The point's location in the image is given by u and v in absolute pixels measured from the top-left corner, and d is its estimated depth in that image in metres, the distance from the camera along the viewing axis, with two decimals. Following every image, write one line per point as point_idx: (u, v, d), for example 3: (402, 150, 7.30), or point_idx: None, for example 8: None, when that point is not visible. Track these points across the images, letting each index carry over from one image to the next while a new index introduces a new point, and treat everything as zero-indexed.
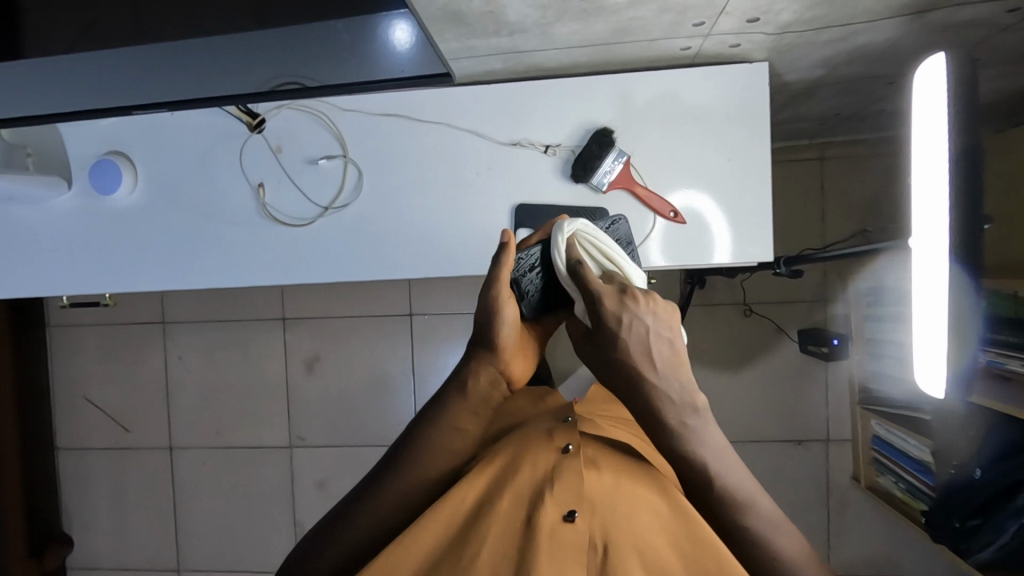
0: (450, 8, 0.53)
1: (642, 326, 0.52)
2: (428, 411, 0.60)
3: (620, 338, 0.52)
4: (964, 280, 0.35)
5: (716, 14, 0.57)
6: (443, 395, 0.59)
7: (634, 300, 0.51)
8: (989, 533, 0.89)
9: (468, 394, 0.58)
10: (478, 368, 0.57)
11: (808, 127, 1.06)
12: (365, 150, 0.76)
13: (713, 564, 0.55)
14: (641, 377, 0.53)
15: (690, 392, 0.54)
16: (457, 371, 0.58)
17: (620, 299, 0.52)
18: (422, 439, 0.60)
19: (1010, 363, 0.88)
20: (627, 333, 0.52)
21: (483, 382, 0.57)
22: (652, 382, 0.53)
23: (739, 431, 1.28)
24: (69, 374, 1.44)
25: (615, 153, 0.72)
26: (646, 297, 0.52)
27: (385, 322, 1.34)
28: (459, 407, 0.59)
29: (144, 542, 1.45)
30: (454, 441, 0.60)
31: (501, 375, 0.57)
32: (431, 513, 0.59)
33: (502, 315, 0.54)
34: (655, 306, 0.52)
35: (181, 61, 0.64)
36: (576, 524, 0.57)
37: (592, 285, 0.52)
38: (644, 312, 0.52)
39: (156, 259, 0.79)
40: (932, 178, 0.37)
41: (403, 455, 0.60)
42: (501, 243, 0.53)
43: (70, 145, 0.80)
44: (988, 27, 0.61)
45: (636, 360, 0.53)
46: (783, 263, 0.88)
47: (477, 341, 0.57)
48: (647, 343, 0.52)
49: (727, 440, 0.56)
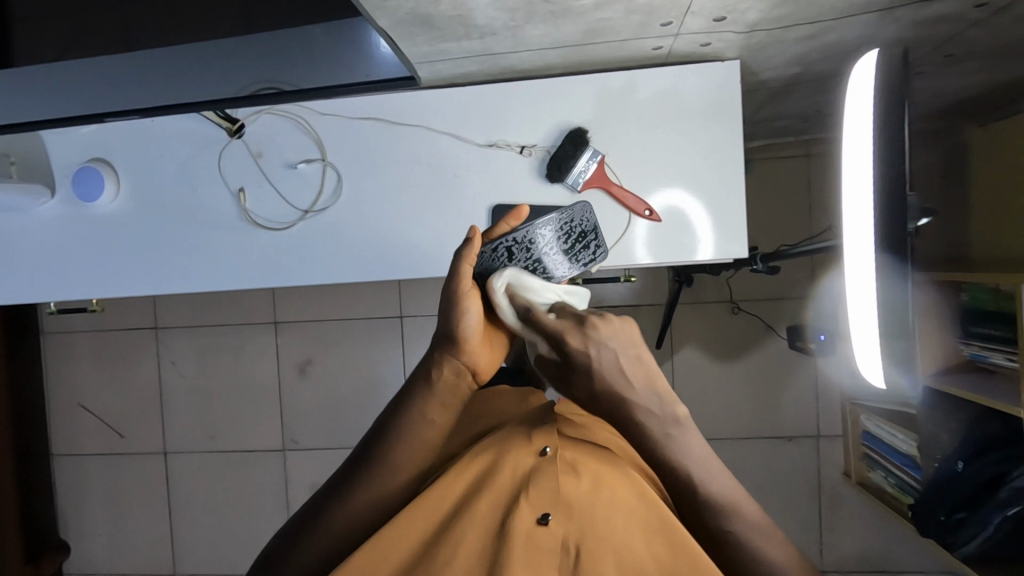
0: (417, 12, 0.54)
1: (609, 351, 0.53)
2: (401, 407, 0.60)
3: (591, 367, 0.54)
4: (890, 263, 0.36)
5: (682, 14, 0.58)
6: (415, 390, 0.59)
7: (595, 327, 0.53)
8: (973, 527, 0.88)
9: (437, 388, 0.58)
10: (442, 360, 0.58)
11: (791, 124, 1.07)
12: (343, 154, 0.77)
13: (682, 562, 0.56)
14: (622, 399, 0.55)
15: (669, 403, 0.56)
16: (423, 364, 0.59)
17: (581, 331, 0.53)
18: (397, 438, 0.60)
19: (993, 357, 0.89)
20: (597, 362, 0.54)
21: (449, 376, 0.58)
22: (631, 400, 0.55)
23: (729, 429, 1.29)
24: (63, 381, 1.45)
25: (590, 152, 0.72)
26: (604, 321, 0.53)
27: (375, 325, 1.35)
28: (430, 403, 0.59)
29: (141, 547, 1.46)
30: (428, 435, 0.60)
31: (465, 367, 0.58)
32: (407, 515, 0.60)
33: (462, 306, 0.56)
34: (613, 328, 0.53)
35: (162, 65, 0.66)
36: (550, 527, 0.60)
37: (550, 328, 0.53)
38: (605, 335, 0.53)
39: (140, 265, 0.80)
40: (860, 174, 0.38)
41: (380, 454, 0.61)
42: (466, 238, 0.57)
43: (54, 154, 0.81)
44: (956, 22, 0.61)
45: (611, 381, 0.54)
46: (762, 259, 0.88)
47: (440, 336, 0.58)
48: (619, 361, 0.54)
49: (710, 449, 0.58)
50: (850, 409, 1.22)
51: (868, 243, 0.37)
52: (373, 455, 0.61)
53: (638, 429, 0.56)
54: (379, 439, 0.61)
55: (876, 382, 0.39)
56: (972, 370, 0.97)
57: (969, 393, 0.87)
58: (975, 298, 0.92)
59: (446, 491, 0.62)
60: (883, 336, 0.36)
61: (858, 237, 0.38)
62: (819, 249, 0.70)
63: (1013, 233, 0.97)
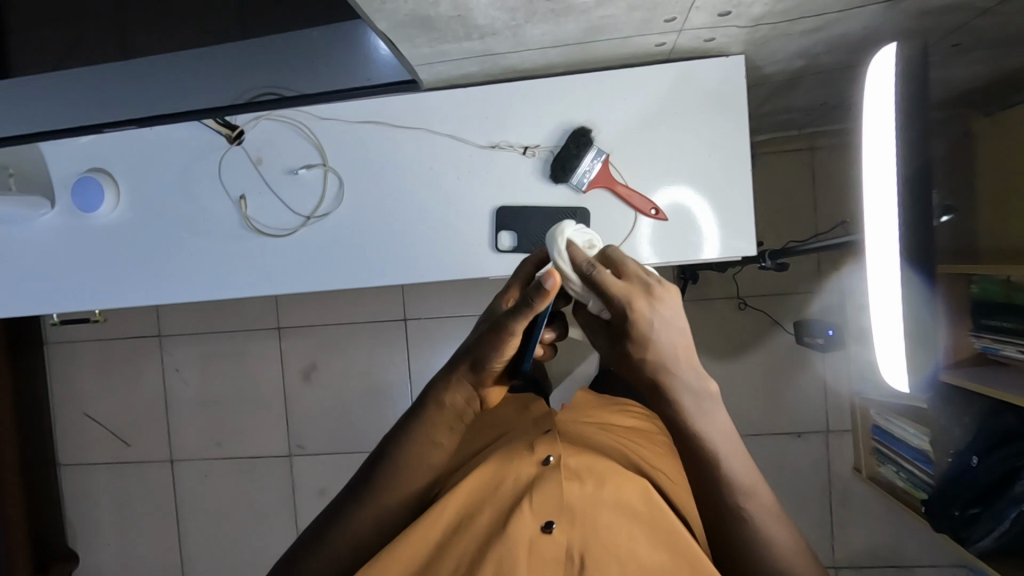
0: (417, 14, 0.52)
1: (666, 323, 0.49)
2: (405, 424, 0.61)
3: (648, 335, 0.49)
4: (914, 275, 0.35)
5: (686, 9, 0.56)
6: (421, 410, 0.60)
7: (658, 297, 0.49)
8: (988, 521, 0.87)
9: (443, 411, 0.60)
10: (457, 387, 0.58)
11: (796, 117, 1.05)
12: (344, 159, 0.76)
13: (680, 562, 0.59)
14: (669, 364, 0.51)
15: (706, 378, 0.53)
16: (436, 387, 0.59)
17: (646, 300, 0.48)
18: (398, 456, 0.62)
19: (1005, 349, 0.88)
20: (655, 333, 0.49)
21: (460, 401, 0.59)
22: (678, 369, 0.52)
23: (737, 426, 1.28)
24: (69, 390, 1.45)
25: (594, 152, 0.71)
26: (667, 295, 0.49)
27: (379, 328, 1.34)
28: (436, 423, 0.60)
29: (149, 554, 1.45)
30: (430, 455, 0.62)
31: (477, 397, 0.59)
32: (403, 539, 0.59)
33: (501, 352, 0.53)
34: (670, 297, 0.49)
35: (160, 70, 0.65)
36: (553, 535, 0.60)
37: (615, 291, 0.47)
38: (663, 306, 0.49)
39: (141, 274, 0.80)
40: (882, 170, 0.37)
41: (378, 470, 0.62)
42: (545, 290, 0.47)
43: (52, 165, 0.80)
44: (966, 11, 0.60)
45: (664, 353, 0.50)
46: (769, 257, 0.87)
47: (460, 362, 0.57)
48: (673, 337, 0.50)
49: (738, 441, 0.56)
50: (858, 405, 1.21)
51: (890, 243, 0.37)
52: (376, 471, 0.62)
53: (670, 400, 0.53)
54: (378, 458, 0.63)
55: (894, 383, 0.39)
56: (985, 363, 0.96)
57: (989, 388, 0.85)
58: (988, 291, 0.91)
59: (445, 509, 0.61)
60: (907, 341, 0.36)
61: (879, 236, 0.38)
62: (827, 247, 0.69)
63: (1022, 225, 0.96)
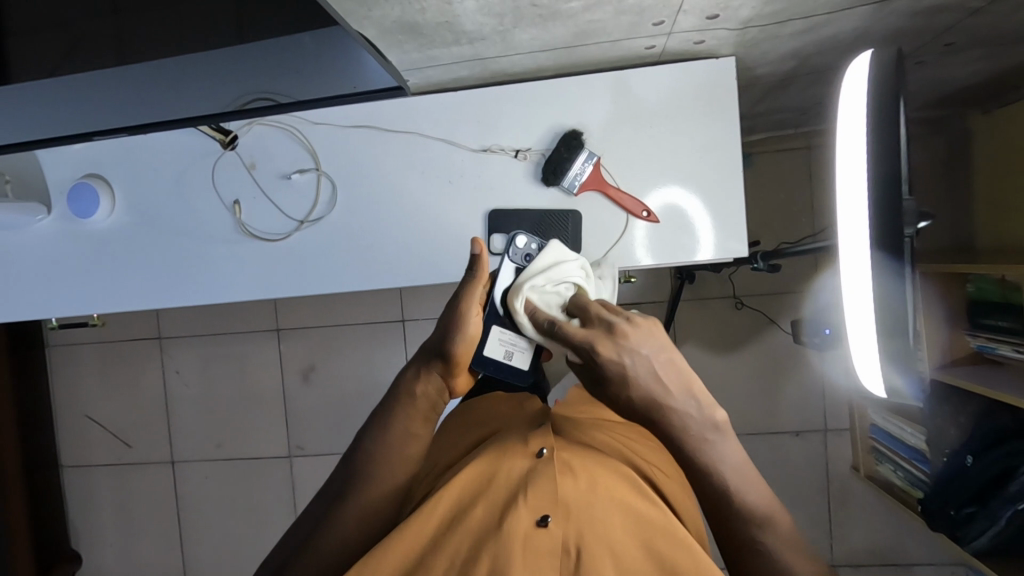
0: (404, 20, 0.53)
1: (643, 359, 0.52)
2: (386, 419, 0.63)
3: (627, 375, 0.53)
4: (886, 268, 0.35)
5: (674, 13, 0.56)
6: (394, 404, 0.63)
7: (626, 336, 0.52)
8: (984, 520, 0.87)
9: (418, 402, 0.63)
10: (424, 376, 0.62)
11: (790, 117, 1.05)
12: (337, 163, 0.76)
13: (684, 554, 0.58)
14: (658, 401, 0.54)
15: (710, 407, 0.55)
16: (405, 379, 0.63)
17: (612, 341, 0.52)
18: (380, 453, 0.63)
19: (1002, 348, 0.88)
20: (630, 369, 0.53)
21: (428, 390, 0.62)
22: (671, 404, 0.54)
23: (735, 426, 1.28)
24: (71, 392, 1.46)
25: (585, 154, 0.72)
26: (637, 328, 0.52)
27: (376, 329, 1.34)
28: (411, 414, 0.62)
29: (151, 554, 1.47)
30: (413, 448, 0.63)
31: (447, 386, 0.62)
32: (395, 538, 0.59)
33: (463, 332, 0.57)
34: (648, 336, 0.53)
35: (154, 77, 0.65)
36: (549, 528, 0.59)
37: (577, 338, 0.53)
38: (638, 341, 0.52)
39: (137, 279, 0.80)
40: (856, 176, 0.38)
41: (365, 469, 0.63)
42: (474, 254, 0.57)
43: (49, 172, 0.81)
44: (954, 11, 0.60)
45: (648, 389, 0.53)
46: (762, 258, 0.87)
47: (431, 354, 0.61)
48: (652, 368, 0.53)
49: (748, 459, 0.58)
50: (856, 405, 1.21)
51: (862, 244, 0.37)
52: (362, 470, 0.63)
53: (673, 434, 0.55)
54: (366, 458, 0.64)
55: (875, 384, 0.39)
56: (981, 362, 0.96)
57: (987, 388, 0.84)
58: (984, 290, 0.91)
59: (435, 510, 0.62)
60: (878, 337, 0.36)
61: (854, 238, 0.38)
62: (819, 249, 0.69)
63: (1019, 224, 0.95)
